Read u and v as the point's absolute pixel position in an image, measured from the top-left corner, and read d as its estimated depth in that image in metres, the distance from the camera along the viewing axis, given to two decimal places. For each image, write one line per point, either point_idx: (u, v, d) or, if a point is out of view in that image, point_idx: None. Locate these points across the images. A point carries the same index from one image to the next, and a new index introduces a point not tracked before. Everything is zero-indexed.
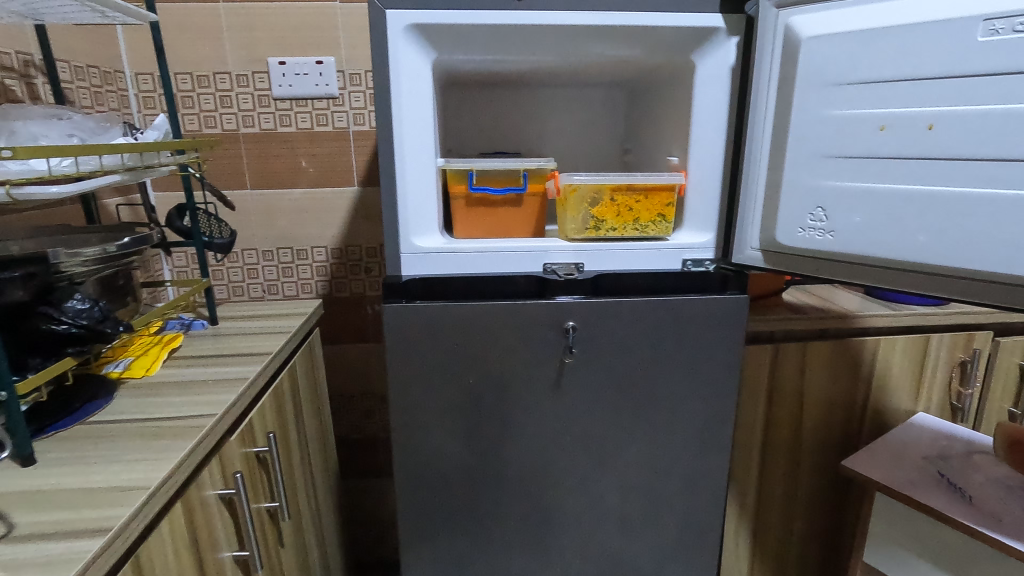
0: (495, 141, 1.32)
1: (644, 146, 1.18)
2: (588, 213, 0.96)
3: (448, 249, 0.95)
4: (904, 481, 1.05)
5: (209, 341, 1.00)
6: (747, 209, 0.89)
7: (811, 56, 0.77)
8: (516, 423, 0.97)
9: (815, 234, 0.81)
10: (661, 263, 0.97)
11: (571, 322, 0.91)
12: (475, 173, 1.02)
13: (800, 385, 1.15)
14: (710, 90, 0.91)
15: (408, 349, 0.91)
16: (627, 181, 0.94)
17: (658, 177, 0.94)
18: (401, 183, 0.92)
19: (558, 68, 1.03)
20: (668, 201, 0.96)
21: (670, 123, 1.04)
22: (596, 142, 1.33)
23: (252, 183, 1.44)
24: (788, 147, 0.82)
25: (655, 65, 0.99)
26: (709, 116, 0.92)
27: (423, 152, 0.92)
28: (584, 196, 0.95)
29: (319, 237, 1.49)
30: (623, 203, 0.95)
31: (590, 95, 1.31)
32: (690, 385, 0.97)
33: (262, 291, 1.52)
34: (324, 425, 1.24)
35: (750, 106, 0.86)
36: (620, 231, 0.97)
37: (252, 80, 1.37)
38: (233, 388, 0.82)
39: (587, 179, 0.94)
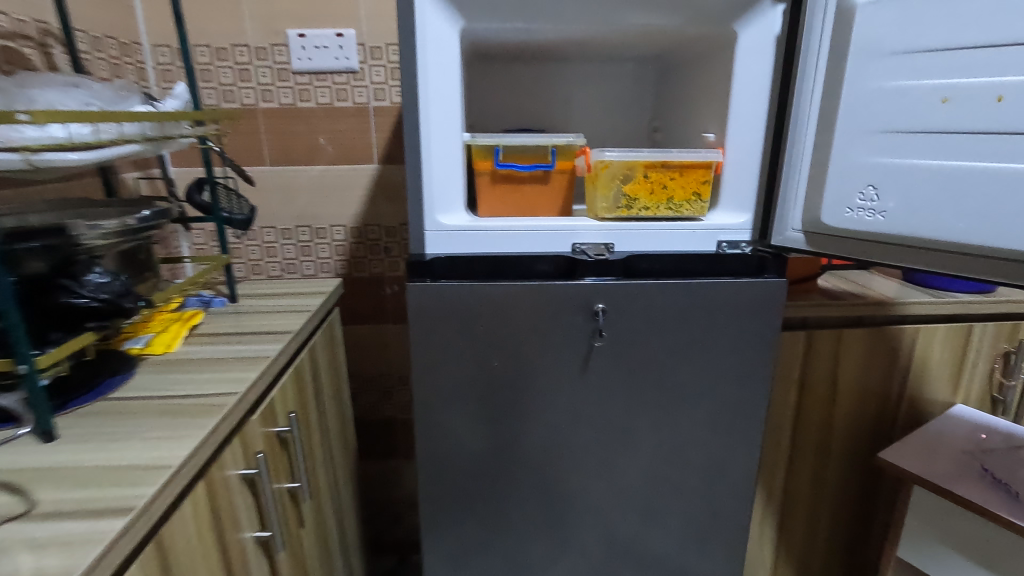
0: (520, 117, 1.28)
1: (675, 123, 1.13)
2: (619, 191, 0.92)
3: (474, 227, 0.91)
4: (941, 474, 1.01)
5: (230, 319, 0.99)
6: (790, 188, 0.84)
7: (866, 23, 0.72)
8: (540, 407, 0.95)
9: (864, 214, 0.76)
10: (696, 245, 0.93)
11: (600, 305, 0.88)
12: (501, 149, 0.98)
13: (834, 373, 1.11)
14: (753, 63, 0.86)
15: (431, 330, 0.89)
16: (661, 157, 0.89)
17: (694, 154, 0.90)
18: (426, 158, 0.89)
19: (589, 39, 0.99)
20: (705, 180, 0.91)
21: (706, 98, 0.99)
22: (623, 120, 1.29)
23: (270, 159, 1.41)
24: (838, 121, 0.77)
25: (692, 37, 0.94)
26: (751, 90, 0.87)
27: (449, 126, 0.89)
28: (616, 172, 0.91)
29: (339, 216, 1.46)
30: (656, 181, 0.91)
31: (618, 70, 1.26)
32: (722, 371, 0.94)
33: (281, 270, 1.50)
34: (343, 406, 1.23)
35: (796, 78, 0.81)
36: (653, 211, 0.93)
37: (271, 53, 1.34)
38: (254, 366, 0.81)
39: (621, 155, 0.89)
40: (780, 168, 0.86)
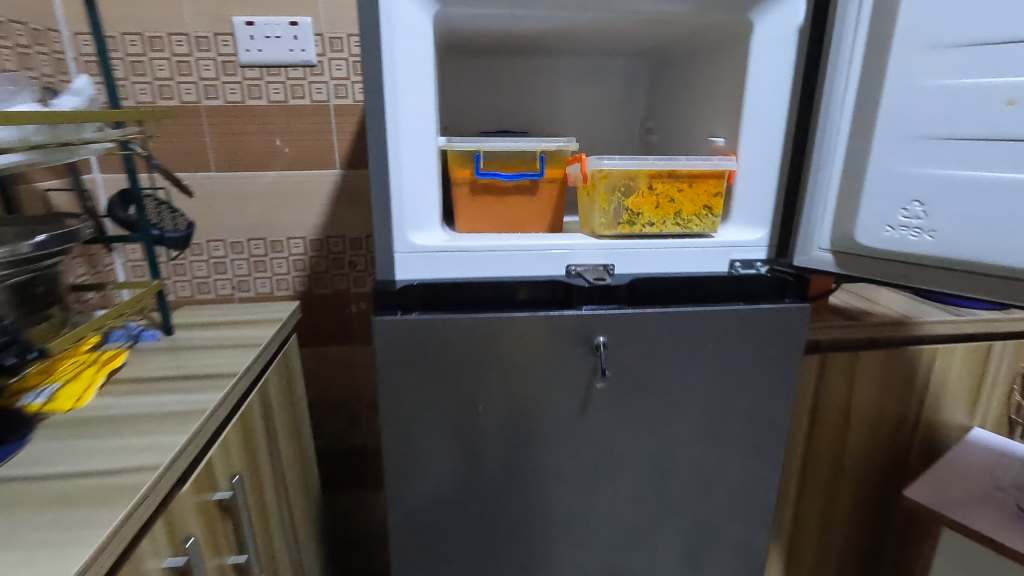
0: (500, 117, 1.15)
1: (673, 123, 1.02)
2: (620, 204, 0.79)
3: (452, 248, 0.78)
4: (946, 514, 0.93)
5: (161, 358, 0.83)
6: (818, 200, 0.73)
7: (913, 11, 0.62)
8: (531, 454, 0.82)
9: (908, 233, 0.66)
10: (706, 265, 0.82)
11: (601, 338, 0.75)
12: (482, 155, 0.85)
13: (848, 399, 1.02)
14: (771, 57, 0.75)
15: (403, 371, 0.75)
16: (668, 166, 0.78)
17: (704, 163, 0.78)
18: (395, 166, 0.75)
19: (581, 28, 0.86)
20: (717, 191, 0.80)
21: (712, 97, 0.87)
22: (613, 120, 1.17)
23: (217, 164, 1.25)
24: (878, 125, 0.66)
25: (699, 28, 0.82)
26: (768, 88, 0.77)
27: (421, 129, 0.75)
28: (617, 182, 0.78)
29: (297, 227, 1.31)
30: (662, 193, 0.79)
31: (608, 66, 1.14)
32: (736, 407, 0.83)
33: (231, 288, 1.33)
34: (303, 447, 1.08)
35: (825, 76, 0.70)
36: (658, 227, 0.81)
37: (214, 43, 1.17)
38: (185, 424, 0.66)
39: (622, 163, 0.77)
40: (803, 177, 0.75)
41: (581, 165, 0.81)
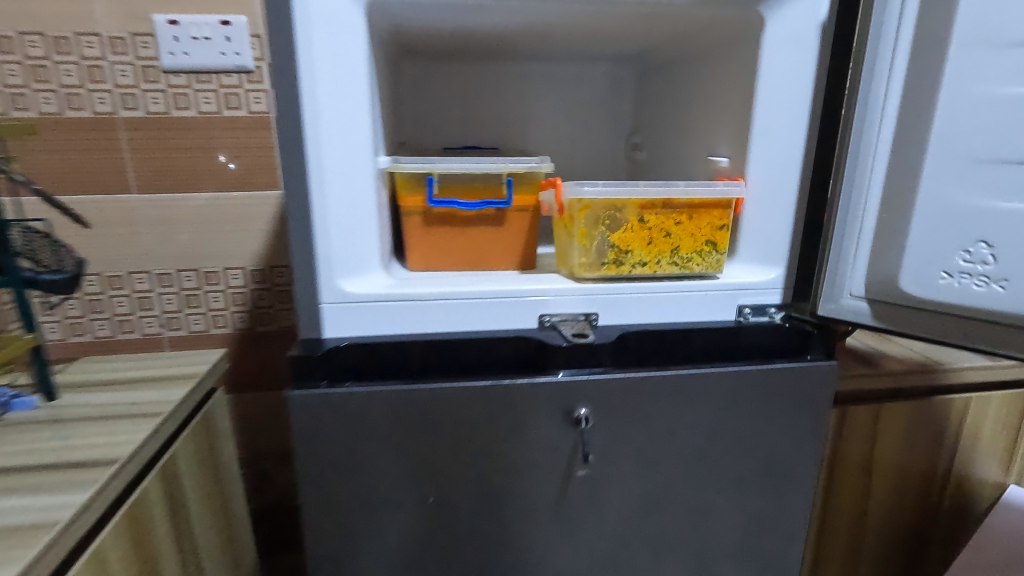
0: (467, 130, 1.00)
1: (664, 138, 0.88)
2: (605, 240, 0.64)
3: (395, 296, 0.62)
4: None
5: (28, 439, 0.65)
6: (848, 236, 0.59)
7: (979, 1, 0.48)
8: (498, 559, 0.65)
9: (971, 282, 0.52)
10: (709, 313, 0.67)
11: (583, 411, 0.60)
12: (436, 179, 0.70)
13: (869, 458, 0.88)
14: (786, 61, 0.62)
15: (331, 461, 0.59)
16: (663, 194, 0.63)
17: (707, 189, 0.64)
18: (319, 194, 0.59)
19: (556, 25, 0.72)
20: (722, 224, 0.66)
21: (713, 108, 0.73)
22: (595, 134, 1.03)
23: (139, 185, 1.08)
24: (931, 145, 0.52)
25: (697, 26, 0.68)
26: (783, 98, 0.63)
27: (353, 148, 0.59)
28: (601, 213, 0.63)
29: (235, 256, 1.14)
30: (656, 227, 0.65)
31: (588, 73, 1.00)
32: (750, 488, 0.67)
33: (158, 327, 1.15)
34: (229, 525, 0.90)
35: (859, 83, 0.56)
36: (651, 267, 0.66)
37: (132, 45, 1.01)
38: (22, 550, 0.49)
39: (607, 189, 0.62)
40: (828, 208, 0.61)
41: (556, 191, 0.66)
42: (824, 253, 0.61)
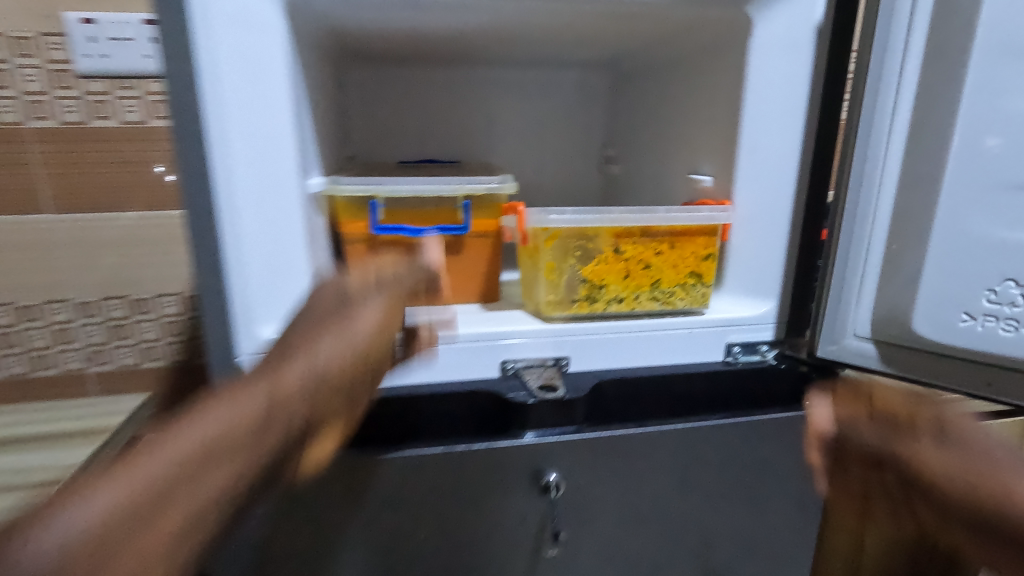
0: (425, 142, 0.91)
1: (642, 150, 0.80)
2: (576, 274, 0.56)
3: None
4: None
5: None
6: (852, 269, 0.52)
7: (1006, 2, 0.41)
8: None
9: (997, 325, 0.45)
10: (694, 354, 0.59)
11: (554, 475, 0.51)
12: (382, 203, 0.60)
13: None
14: (778, 69, 0.54)
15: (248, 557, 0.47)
16: (642, 221, 0.55)
17: (692, 215, 0.56)
18: (233, 229, 0.49)
19: (517, 27, 0.63)
20: (708, 253, 0.58)
21: (695, 120, 0.65)
22: (565, 144, 0.95)
23: (53, 204, 0.94)
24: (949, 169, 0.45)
25: (676, 29, 0.60)
26: (775, 111, 0.55)
27: (273, 173, 0.49)
28: (571, 243, 0.55)
29: (167, 281, 1.02)
30: (633, 258, 0.57)
31: (555, 80, 0.92)
32: (747, 556, 0.59)
33: (81, 362, 1.01)
34: None
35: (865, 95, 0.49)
36: (628, 303, 0.58)
37: (40, 46, 0.88)
38: None
39: (577, 217, 0.54)
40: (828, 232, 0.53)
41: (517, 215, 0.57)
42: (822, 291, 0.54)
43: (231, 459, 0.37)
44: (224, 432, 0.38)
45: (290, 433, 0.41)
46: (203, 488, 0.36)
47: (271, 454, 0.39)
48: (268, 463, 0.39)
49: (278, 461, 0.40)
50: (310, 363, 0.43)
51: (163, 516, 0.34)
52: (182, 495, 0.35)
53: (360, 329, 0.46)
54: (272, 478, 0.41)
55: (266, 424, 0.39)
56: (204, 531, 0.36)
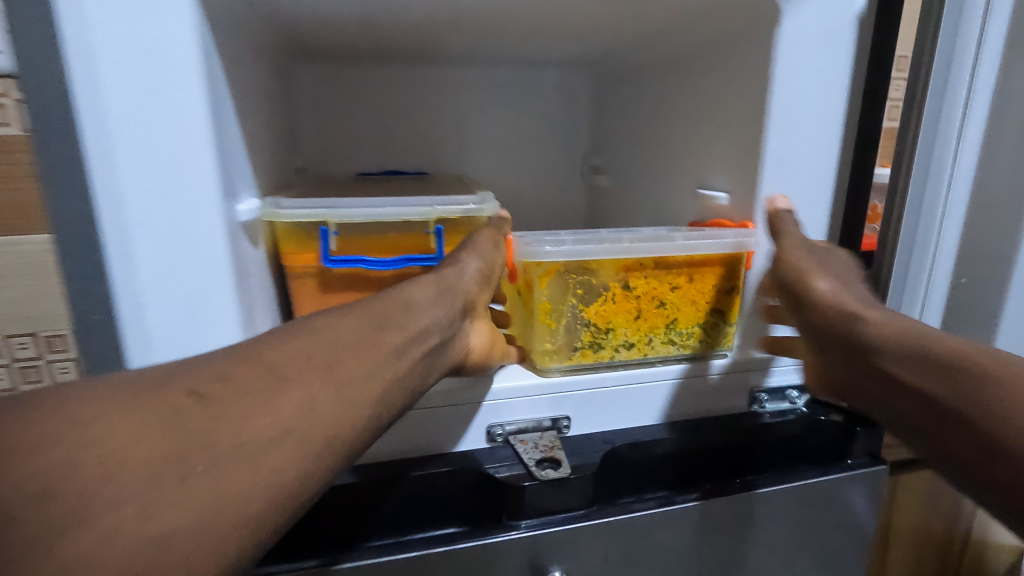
0: (387, 150, 0.80)
1: (636, 161, 0.71)
2: (578, 316, 0.46)
3: None
4: (886, 351, 0.38)
5: None
6: (916, 277, 0.47)
7: None
8: None
9: None
10: (711, 402, 0.50)
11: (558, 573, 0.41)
12: (334, 230, 0.48)
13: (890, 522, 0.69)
14: (813, 66, 0.45)
15: None
16: (657, 251, 0.46)
17: (715, 241, 0.47)
18: (126, 270, 0.37)
19: (498, 17, 0.53)
20: (733, 286, 0.49)
21: (705, 125, 0.56)
22: (545, 153, 0.85)
23: None
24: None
25: (686, 20, 0.51)
26: (809, 117, 0.46)
27: (180, 197, 0.37)
28: (574, 278, 0.45)
29: None
30: (644, 295, 0.47)
31: (535, 82, 0.82)
32: None
33: None
34: None
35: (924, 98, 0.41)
36: (640, 349, 0.48)
37: None
38: None
39: (580, 247, 0.44)
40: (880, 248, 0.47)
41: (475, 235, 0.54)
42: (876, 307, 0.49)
43: (420, 314, 0.39)
44: (422, 296, 0.40)
45: (461, 309, 0.43)
46: (409, 326, 0.37)
47: (449, 324, 0.41)
48: (448, 329, 0.40)
49: (455, 336, 0.41)
50: (471, 260, 0.45)
51: (381, 339, 0.35)
52: (396, 328, 0.36)
53: (496, 245, 0.48)
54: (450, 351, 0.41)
55: (449, 293, 0.42)
56: (409, 369, 0.36)
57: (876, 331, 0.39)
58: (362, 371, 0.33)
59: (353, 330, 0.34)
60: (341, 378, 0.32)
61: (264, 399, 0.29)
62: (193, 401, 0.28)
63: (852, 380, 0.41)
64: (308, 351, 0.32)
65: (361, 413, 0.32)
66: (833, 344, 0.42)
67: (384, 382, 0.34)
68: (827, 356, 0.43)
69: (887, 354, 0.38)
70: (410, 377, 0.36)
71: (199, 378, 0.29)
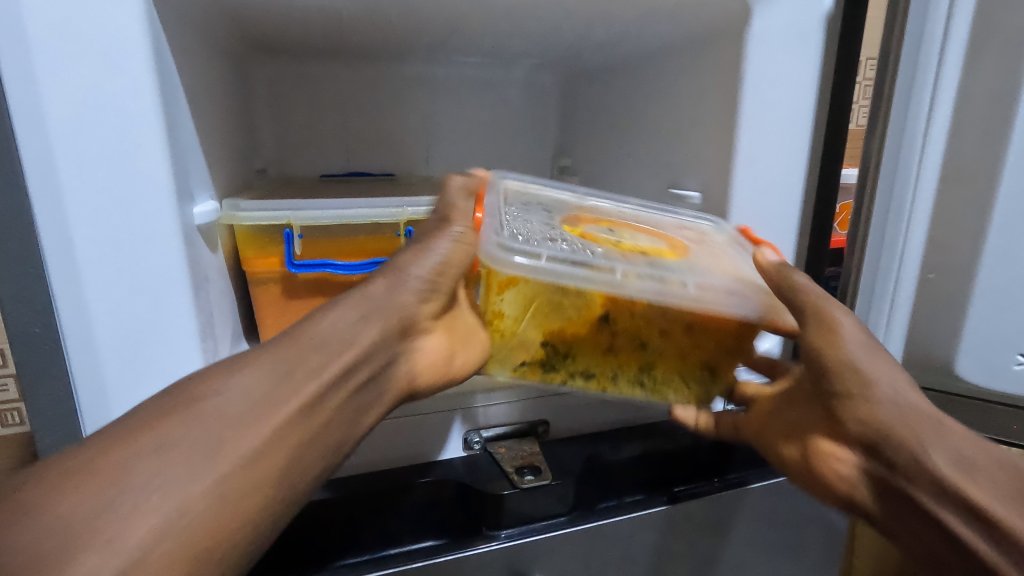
0: (351, 151, 0.78)
1: (606, 159, 0.71)
2: (537, 337, 0.41)
3: None
4: (987, 482, 0.31)
5: None
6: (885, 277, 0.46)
7: None
8: None
9: None
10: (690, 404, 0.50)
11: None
12: (298, 232, 0.46)
13: None
14: (783, 66, 0.45)
15: None
16: (655, 296, 0.36)
17: (731, 303, 0.38)
18: (69, 282, 0.34)
19: (467, 11, 0.51)
20: (735, 345, 0.42)
21: (676, 125, 0.56)
22: (515, 152, 0.84)
23: None
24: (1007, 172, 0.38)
25: (656, 19, 0.51)
26: (780, 116, 0.46)
27: (126, 201, 0.34)
28: (534, 292, 0.39)
29: None
30: (625, 332, 0.41)
31: (502, 82, 0.81)
32: None
33: None
34: None
35: (896, 108, 0.43)
36: (600, 381, 0.42)
37: None
38: None
39: (555, 267, 0.35)
40: (852, 246, 0.47)
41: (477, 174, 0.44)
42: (848, 304, 0.48)
43: (349, 347, 0.33)
44: (344, 324, 0.33)
45: (399, 331, 0.36)
46: (331, 369, 0.32)
47: (383, 349, 0.35)
48: (381, 355, 0.35)
49: (389, 362, 0.36)
50: (417, 269, 0.37)
51: (292, 391, 0.30)
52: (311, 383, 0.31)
53: (459, 241, 0.38)
54: (383, 387, 0.36)
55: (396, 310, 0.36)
56: (323, 427, 0.31)
57: (957, 453, 0.33)
58: (252, 446, 0.28)
59: (247, 386, 0.29)
60: (225, 461, 0.26)
61: (111, 499, 0.23)
62: (13, 515, 0.22)
63: (890, 499, 0.36)
64: (175, 436, 0.26)
65: (258, 490, 0.27)
66: (880, 455, 0.35)
67: (289, 452, 0.29)
68: (883, 479, 0.36)
69: (984, 488, 0.31)
70: (325, 439, 0.31)
71: (43, 476, 0.24)
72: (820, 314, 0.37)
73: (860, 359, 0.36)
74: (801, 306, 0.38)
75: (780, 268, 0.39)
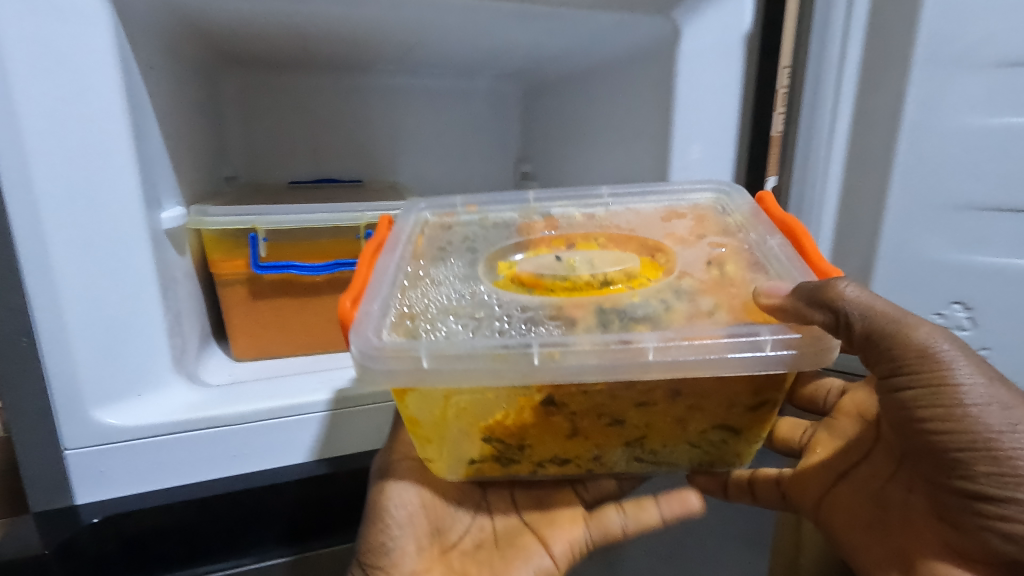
0: (320, 159, 0.80)
1: (561, 165, 0.75)
2: (483, 432, 0.32)
3: (196, 423, 0.41)
4: None
5: None
6: None
7: (934, 22, 0.40)
8: None
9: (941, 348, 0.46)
10: None
11: None
12: (263, 236, 0.49)
13: None
14: (709, 80, 0.50)
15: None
16: (593, 372, 0.27)
17: (723, 359, 0.28)
18: (42, 283, 0.37)
19: (420, 27, 0.55)
20: (758, 403, 0.32)
21: (620, 133, 0.60)
22: (478, 157, 0.88)
23: None
24: (895, 179, 0.43)
25: (596, 37, 0.55)
26: (708, 125, 0.51)
27: (101, 210, 0.37)
28: (447, 391, 0.30)
29: None
30: (584, 413, 0.31)
31: (463, 90, 0.84)
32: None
33: None
34: None
35: (807, 118, 0.47)
36: (579, 461, 0.34)
37: None
38: None
39: (440, 368, 0.27)
40: None
41: (382, 239, 0.39)
42: None
43: None
44: None
45: None
46: None
47: None
48: None
49: None
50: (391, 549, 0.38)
51: None
52: None
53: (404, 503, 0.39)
54: None
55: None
56: None
57: None
58: None
59: None
60: None
61: None
62: None
63: None
64: None
65: None
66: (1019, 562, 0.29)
67: None
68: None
69: None
70: None
71: None
72: (928, 369, 0.29)
73: (985, 428, 0.28)
74: (879, 341, 0.29)
75: (795, 303, 0.28)
